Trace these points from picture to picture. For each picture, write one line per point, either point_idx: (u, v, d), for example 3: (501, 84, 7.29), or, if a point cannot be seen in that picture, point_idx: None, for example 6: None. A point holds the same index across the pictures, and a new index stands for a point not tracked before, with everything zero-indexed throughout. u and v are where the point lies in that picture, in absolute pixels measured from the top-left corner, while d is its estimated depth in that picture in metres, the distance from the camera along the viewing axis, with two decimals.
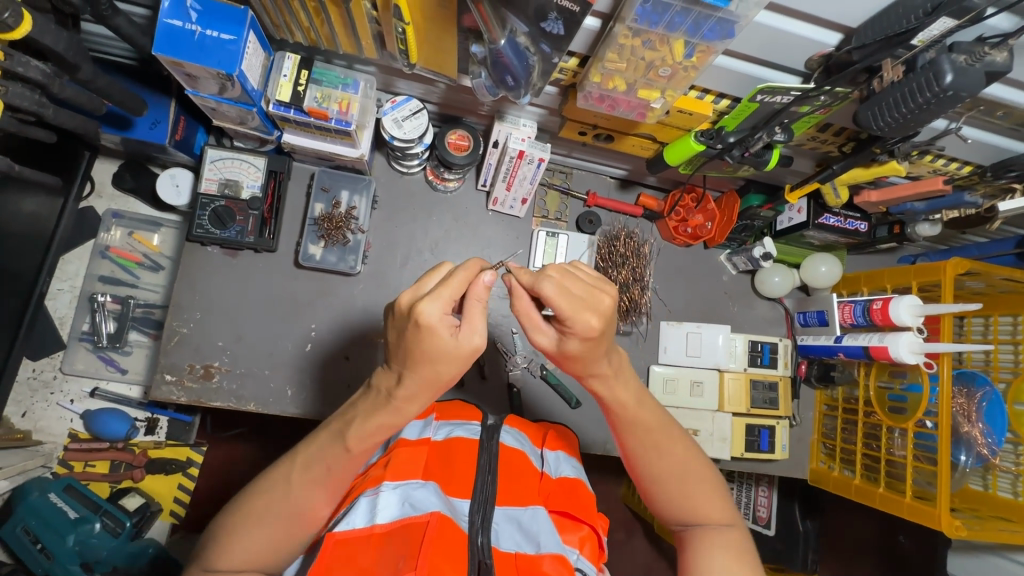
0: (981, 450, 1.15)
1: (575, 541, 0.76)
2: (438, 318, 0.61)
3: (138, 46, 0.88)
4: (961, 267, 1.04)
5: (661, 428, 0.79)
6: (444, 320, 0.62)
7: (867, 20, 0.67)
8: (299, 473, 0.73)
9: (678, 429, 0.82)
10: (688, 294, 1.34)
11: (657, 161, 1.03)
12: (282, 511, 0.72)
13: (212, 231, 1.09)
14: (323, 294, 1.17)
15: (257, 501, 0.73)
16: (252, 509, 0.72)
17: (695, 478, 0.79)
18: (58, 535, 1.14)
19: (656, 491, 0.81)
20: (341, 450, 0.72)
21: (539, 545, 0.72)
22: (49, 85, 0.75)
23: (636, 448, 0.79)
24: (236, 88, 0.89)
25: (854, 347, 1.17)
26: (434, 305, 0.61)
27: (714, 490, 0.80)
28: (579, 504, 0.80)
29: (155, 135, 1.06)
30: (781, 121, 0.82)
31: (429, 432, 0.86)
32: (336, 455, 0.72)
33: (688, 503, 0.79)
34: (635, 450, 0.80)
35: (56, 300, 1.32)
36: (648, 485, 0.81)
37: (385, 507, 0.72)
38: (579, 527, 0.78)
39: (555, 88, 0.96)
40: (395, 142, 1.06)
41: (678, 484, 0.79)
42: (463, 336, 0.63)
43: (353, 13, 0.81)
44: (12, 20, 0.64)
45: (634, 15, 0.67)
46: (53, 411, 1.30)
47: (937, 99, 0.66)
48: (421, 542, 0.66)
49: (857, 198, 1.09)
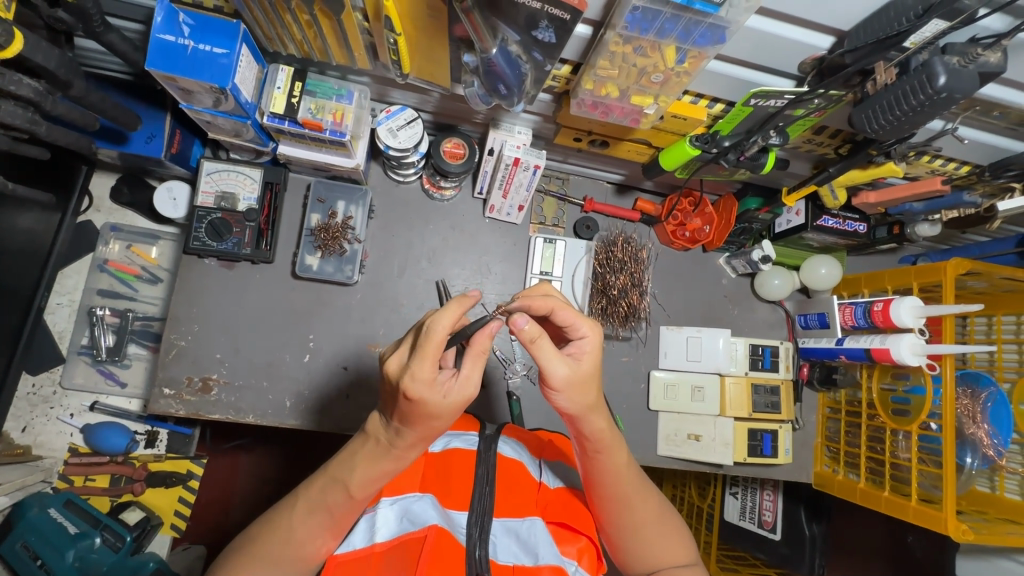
0: (987, 451, 1.13)
1: (574, 552, 0.77)
2: (425, 387, 0.63)
3: (131, 62, 0.88)
4: (962, 267, 1.03)
5: (631, 480, 0.80)
6: (431, 387, 0.63)
7: (856, 26, 0.67)
8: (302, 520, 0.73)
9: (647, 480, 0.84)
10: (687, 298, 1.33)
11: (653, 166, 1.03)
12: (288, 555, 0.72)
13: (209, 243, 1.09)
14: (321, 304, 1.17)
15: (263, 539, 0.73)
16: (257, 552, 0.72)
17: (660, 527, 0.82)
18: (56, 550, 1.11)
19: (624, 540, 0.82)
20: (343, 495, 0.72)
21: (537, 557, 0.72)
22: (41, 102, 0.74)
23: (606, 501, 0.80)
24: (230, 101, 0.89)
25: (855, 350, 1.16)
26: (417, 374, 0.62)
27: (678, 533, 0.84)
28: (575, 515, 0.80)
29: (151, 149, 1.07)
30: (775, 125, 0.82)
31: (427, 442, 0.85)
32: (338, 500, 0.72)
33: (653, 551, 0.81)
34: (605, 503, 0.81)
35: (55, 314, 1.32)
36: (614, 535, 0.82)
37: (382, 524, 0.72)
38: (577, 538, 0.78)
39: (549, 95, 0.95)
40: (390, 152, 1.06)
41: (646, 533, 0.81)
42: (454, 392, 0.65)
43: (344, 24, 0.81)
44: (3, 39, 0.64)
45: (624, 22, 0.67)
46: (52, 426, 1.30)
47: (930, 101, 0.66)
48: (419, 558, 0.65)
49: (855, 199, 1.09)
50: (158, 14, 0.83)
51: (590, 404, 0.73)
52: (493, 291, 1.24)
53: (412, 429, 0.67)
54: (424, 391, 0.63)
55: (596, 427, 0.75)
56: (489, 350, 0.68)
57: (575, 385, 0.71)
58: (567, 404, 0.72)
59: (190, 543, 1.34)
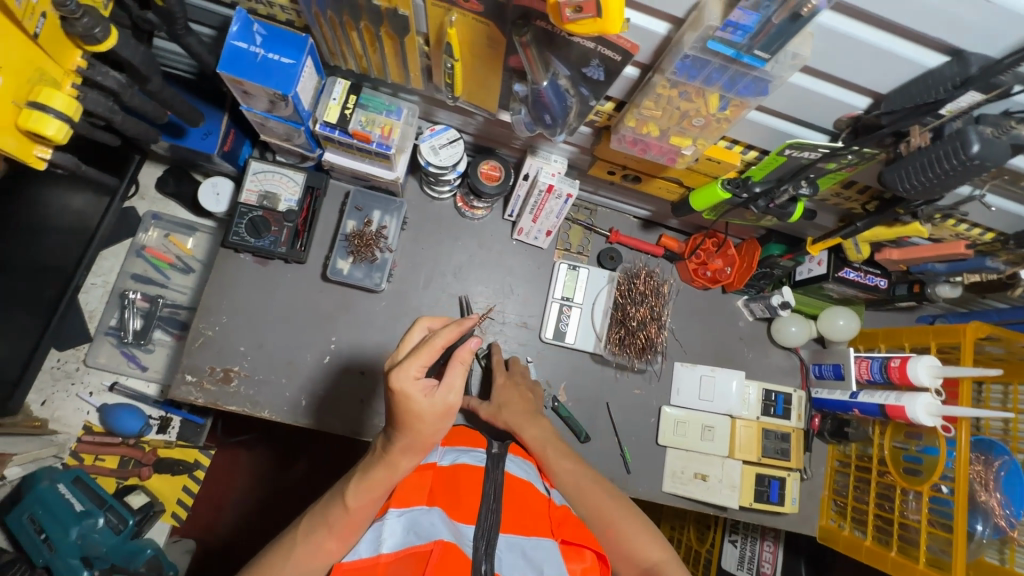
0: (998, 521, 1.11)
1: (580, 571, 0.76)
2: (408, 382, 0.70)
3: (204, 63, 0.93)
4: (980, 331, 1.06)
5: (580, 470, 0.94)
6: (417, 385, 0.70)
7: (896, 89, 0.70)
8: (304, 536, 0.77)
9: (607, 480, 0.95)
10: (703, 338, 1.34)
11: (683, 204, 1.06)
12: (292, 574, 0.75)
13: (247, 239, 1.13)
14: (345, 309, 1.20)
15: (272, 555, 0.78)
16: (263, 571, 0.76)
17: (624, 516, 0.89)
18: (62, 525, 1.13)
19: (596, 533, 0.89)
20: (340, 509, 0.77)
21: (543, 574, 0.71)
22: (122, 94, 0.78)
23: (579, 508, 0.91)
24: (288, 107, 0.94)
25: (870, 404, 1.16)
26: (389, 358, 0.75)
27: (647, 530, 0.88)
28: (578, 533, 0.81)
29: (205, 145, 1.11)
30: (807, 175, 0.85)
31: (435, 457, 0.87)
32: (336, 514, 0.77)
33: (626, 551, 0.86)
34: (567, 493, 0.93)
35: (88, 293, 1.36)
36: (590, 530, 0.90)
37: (389, 536, 0.73)
38: (582, 554, 0.78)
39: (589, 128, 0.99)
40: (430, 168, 1.10)
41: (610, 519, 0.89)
42: (437, 395, 0.71)
43: (406, 47, 0.87)
44: (102, 34, 0.69)
45: (673, 68, 0.70)
46: (71, 402, 1.32)
47: (963, 166, 0.68)
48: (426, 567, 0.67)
49: (878, 255, 1.11)
50: (235, 22, 0.87)
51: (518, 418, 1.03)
52: (513, 311, 1.27)
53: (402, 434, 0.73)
54: (416, 390, 0.70)
55: (528, 433, 1.00)
56: (470, 362, 0.72)
57: (494, 405, 1.09)
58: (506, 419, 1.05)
59: (178, 536, 1.35)
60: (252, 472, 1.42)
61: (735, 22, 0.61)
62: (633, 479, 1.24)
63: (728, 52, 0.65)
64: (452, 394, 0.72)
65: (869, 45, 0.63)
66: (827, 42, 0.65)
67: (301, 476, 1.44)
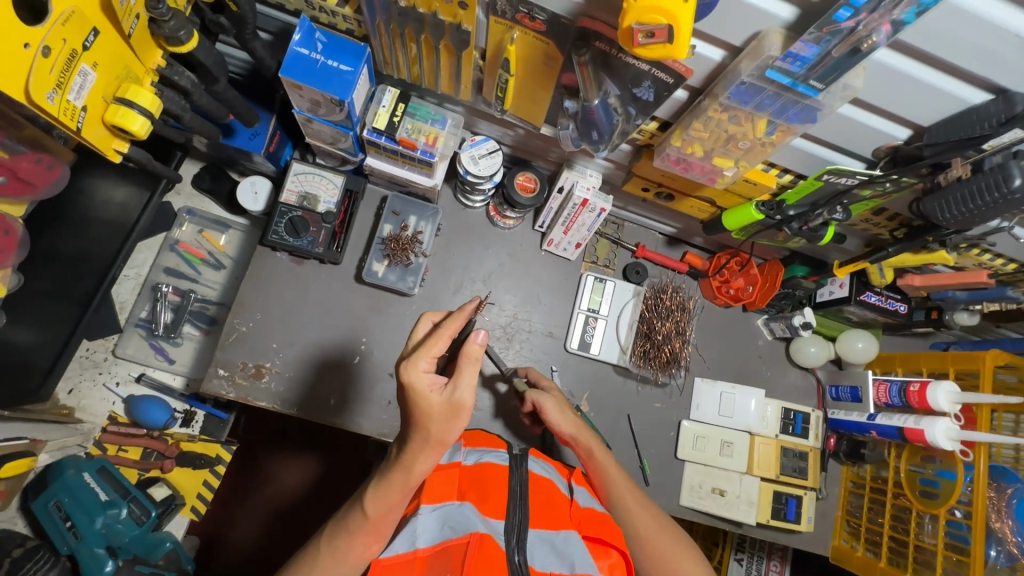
0: (1011, 548, 1.13)
1: (606, 567, 0.77)
2: (417, 376, 0.72)
3: (263, 66, 0.97)
4: (999, 358, 1.10)
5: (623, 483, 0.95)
6: (424, 378, 0.72)
7: (940, 122, 0.73)
8: (330, 540, 0.80)
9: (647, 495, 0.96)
10: (724, 354, 1.36)
11: (714, 224, 1.09)
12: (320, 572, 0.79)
13: (286, 238, 1.15)
14: (376, 311, 1.22)
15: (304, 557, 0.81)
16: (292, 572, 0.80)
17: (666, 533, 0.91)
18: (88, 515, 1.14)
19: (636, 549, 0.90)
20: (361, 516, 0.79)
21: (573, 565, 0.73)
22: (193, 93, 0.84)
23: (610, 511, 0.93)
24: (342, 113, 0.97)
25: (888, 427, 1.18)
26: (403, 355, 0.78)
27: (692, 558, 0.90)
28: (607, 530, 0.82)
29: (252, 145, 1.14)
30: (841, 202, 0.89)
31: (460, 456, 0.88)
32: (356, 522, 0.79)
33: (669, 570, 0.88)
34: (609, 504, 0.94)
35: (121, 285, 1.37)
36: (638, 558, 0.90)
37: (424, 531, 0.75)
38: (609, 551, 0.79)
39: (629, 146, 1.03)
40: (468, 177, 1.13)
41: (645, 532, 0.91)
42: (444, 390, 0.71)
43: (462, 61, 0.90)
44: (185, 36, 0.74)
45: (727, 94, 0.74)
46: (97, 391, 1.33)
47: (1004, 200, 0.72)
48: (463, 561, 0.69)
49: (900, 281, 1.16)
50: (298, 30, 0.91)
51: (579, 426, 0.99)
52: (540, 320, 1.29)
53: (416, 434, 0.73)
54: (423, 386, 0.71)
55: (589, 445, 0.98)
56: (479, 359, 0.71)
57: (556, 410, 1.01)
58: (563, 428, 1.00)
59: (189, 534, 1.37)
60: (263, 473, 1.45)
61: (796, 54, 0.64)
62: (650, 491, 1.26)
63: (785, 81, 0.68)
64: (461, 391, 0.71)
65: (918, 80, 0.67)
66: (878, 76, 0.68)
67: (306, 477, 1.46)
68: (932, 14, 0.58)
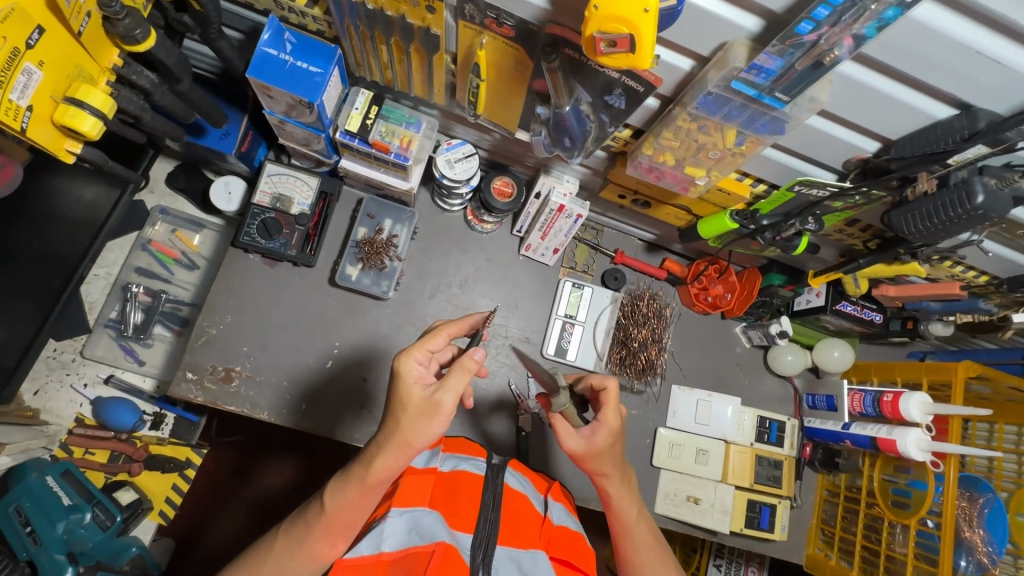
0: (981, 557, 1.12)
1: None
2: (408, 366, 0.72)
3: (232, 66, 0.95)
4: (971, 370, 1.09)
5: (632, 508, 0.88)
6: (414, 371, 0.72)
7: (906, 136, 0.73)
8: (287, 535, 0.76)
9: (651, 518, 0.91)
10: (701, 362, 1.36)
11: (689, 232, 1.09)
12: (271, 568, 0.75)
13: (258, 240, 1.14)
14: (350, 314, 1.20)
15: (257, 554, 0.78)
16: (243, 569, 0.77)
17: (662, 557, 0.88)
18: (49, 520, 1.12)
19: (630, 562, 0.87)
20: (318, 508, 0.75)
21: None
22: (154, 93, 0.83)
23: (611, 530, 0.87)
24: (312, 114, 0.95)
25: (861, 436, 1.18)
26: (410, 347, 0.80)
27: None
28: (579, 555, 0.81)
29: (223, 145, 1.13)
30: (814, 213, 0.88)
31: (436, 462, 0.86)
32: (314, 514, 0.75)
33: None
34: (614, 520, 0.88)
35: (90, 285, 1.35)
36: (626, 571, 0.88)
37: (391, 534, 0.73)
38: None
39: (604, 153, 1.02)
40: (444, 181, 1.12)
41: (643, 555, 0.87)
42: (428, 389, 0.71)
43: (433, 64, 0.89)
44: (142, 35, 0.73)
45: (695, 103, 0.73)
46: (64, 393, 1.31)
47: (967, 215, 0.71)
48: (426, 567, 0.68)
49: (875, 291, 1.15)
50: (267, 30, 0.89)
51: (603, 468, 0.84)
52: (516, 326, 1.27)
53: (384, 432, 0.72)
54: (410, 375, 0.71)
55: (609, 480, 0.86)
56: (473, 371, 0.71)
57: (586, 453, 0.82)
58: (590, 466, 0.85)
59: (161, 535, 1.33)
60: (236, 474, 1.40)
61: (760, 65, 0.63)
62: None
63: (750, 93, 0.68)
64: (443, 394, 0.70)
65: (884, 94, 0.67)
66: (845, 89, 0.68)
67: (279, 474, 1.42)
68: (894, 28, 0.58)
